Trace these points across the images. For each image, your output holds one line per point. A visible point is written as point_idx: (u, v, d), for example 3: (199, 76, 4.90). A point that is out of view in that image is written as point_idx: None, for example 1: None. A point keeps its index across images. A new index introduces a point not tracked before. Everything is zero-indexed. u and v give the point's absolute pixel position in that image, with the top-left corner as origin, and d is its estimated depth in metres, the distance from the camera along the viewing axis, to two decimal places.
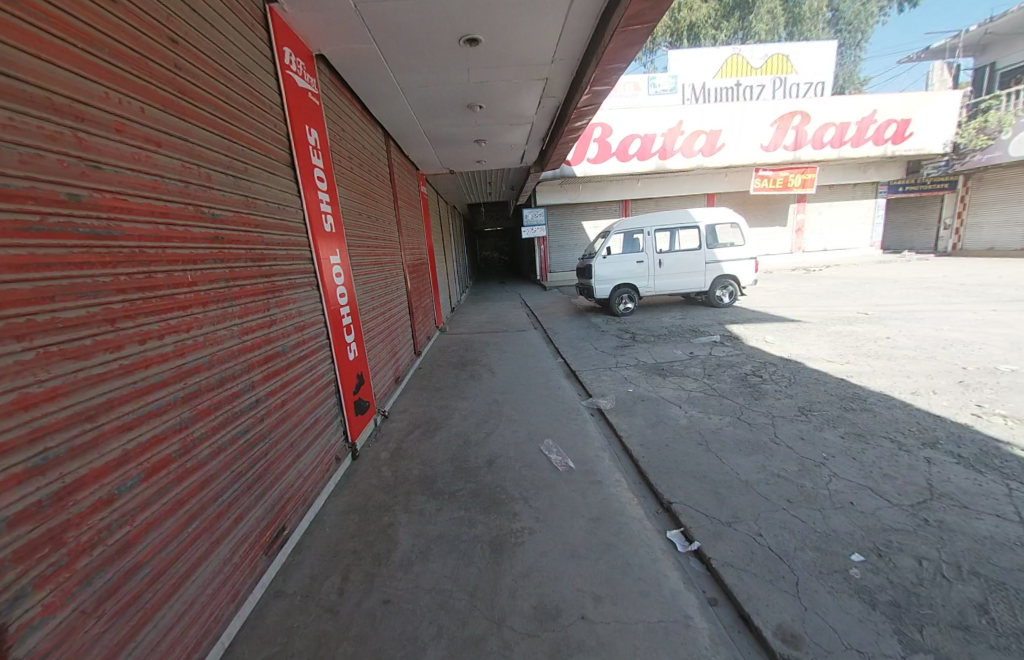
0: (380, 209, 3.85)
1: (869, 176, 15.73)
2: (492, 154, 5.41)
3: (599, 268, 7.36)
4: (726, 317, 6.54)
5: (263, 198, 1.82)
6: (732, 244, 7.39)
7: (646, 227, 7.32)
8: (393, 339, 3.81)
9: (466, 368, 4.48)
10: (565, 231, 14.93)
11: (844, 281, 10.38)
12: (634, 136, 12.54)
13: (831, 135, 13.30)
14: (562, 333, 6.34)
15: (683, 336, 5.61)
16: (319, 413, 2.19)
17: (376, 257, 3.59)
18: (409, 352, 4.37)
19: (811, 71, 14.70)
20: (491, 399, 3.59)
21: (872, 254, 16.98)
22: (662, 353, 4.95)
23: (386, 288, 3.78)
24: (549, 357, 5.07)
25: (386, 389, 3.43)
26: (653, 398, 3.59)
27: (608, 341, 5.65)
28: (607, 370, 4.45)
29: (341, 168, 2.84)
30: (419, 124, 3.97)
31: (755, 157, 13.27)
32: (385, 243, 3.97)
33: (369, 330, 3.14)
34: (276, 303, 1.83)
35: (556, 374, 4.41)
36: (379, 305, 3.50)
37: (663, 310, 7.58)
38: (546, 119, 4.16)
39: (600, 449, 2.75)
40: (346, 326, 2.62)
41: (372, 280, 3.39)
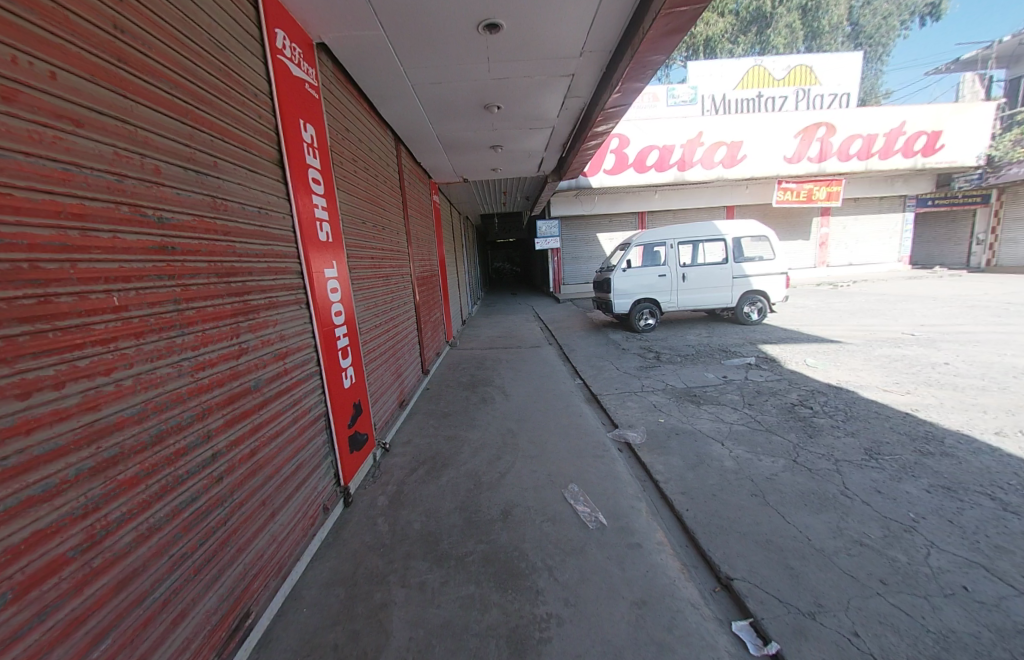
0: (388, 218, 3.58)
1: (896, 189, 15.23)
2: (508, 161, 5.15)
3: (618, 281, 6.97)
4: (757, 336, 6.06)
5: (238, 202, 1.50)
6: (761, 258, 6.94)
7: (669, 239, 6.94)
8: (398, 359, 3.47)
9: (477, 389, 4.11)
10: (579, 243, 14.67)
11: (876, 297, 9.82)
12: (651, 147, 12.29)
13: (858, 146, 12.92)
14: (579, 350, 5.94)
15: (712, 356, 5.16)
16: (304, 456, 1.83)
17: (382, 270, 3.29)
18: (416, 372, 4.01)
19: (834, 83, 14.41)
20: (504, 429, 3.18)
21: (900, 269, 16.26)
22: (692, 376, 4.49)
23: (392, 303, 3.46)
24: (567, 378, 4.67)
25: (389, 416, 3.06)
26: (689, 431, 3.15)
27: (630, 360, 5.24)
28: (632, 395, 4.01)
29: (343, 172, 2.56)
30: (432, 127, 3.72)
31: (777, 169, 12.92)
32: (393, 254, 3.67)
33: (371, 351, 2.81)
34: (248, 327, 1.50)
35: (576, 398, 3.99)
36: (383, 323, 3.17)
37: (686, 327, 7.13)
38: (568, 122, 3.86)
39: (635, 498, 2.31)
40: (342, 348, 2.29)
41: (376, 296, 3.08)
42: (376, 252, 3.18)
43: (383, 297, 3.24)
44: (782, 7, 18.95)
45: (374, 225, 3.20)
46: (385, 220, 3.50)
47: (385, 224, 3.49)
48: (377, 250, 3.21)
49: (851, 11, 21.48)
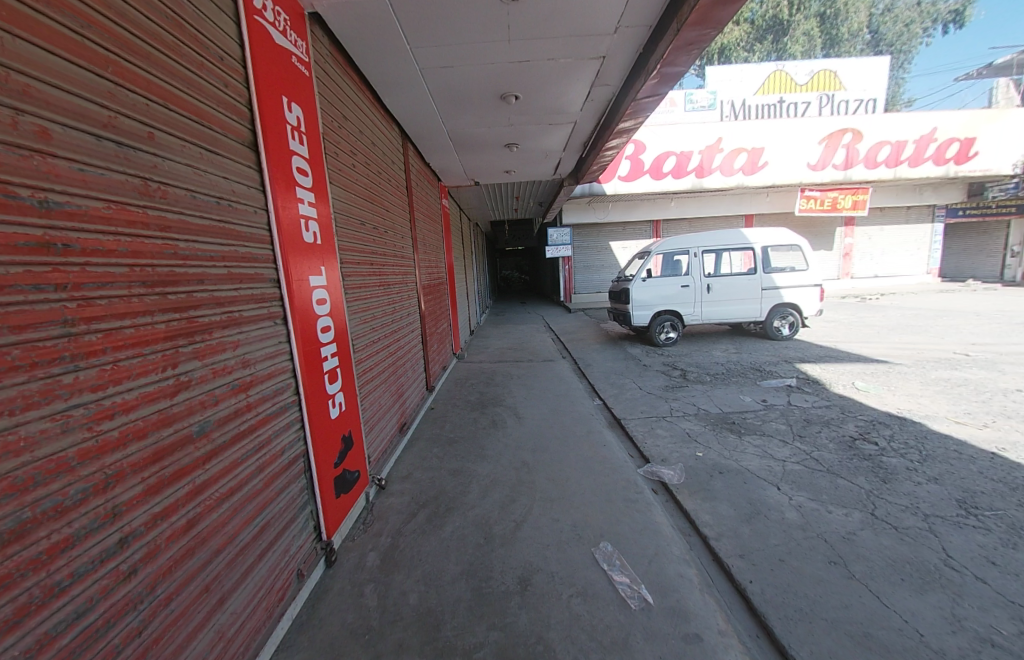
0: (392, 221, 3.26)
1: (925, 198, 14.78)
2: (522, 163, 4.84)
3: (637, 292, 6.55)
4: (791, 353, 5.55)
5: (182, 189, 1.17)
6: (793, 269, 6.46)
7: (692, 248, 6.53)
8: (400, 377, 3.10)
9: (486, 410, 3.70)
10: (591, 251, 14.31)
11: (913, 312, 9.19)
12: (668, 153, 11.97)
13: (886, 153, 12.56)
14: (596, 365, 5.51)
15: (745, 376, 4.69)
16: (272, 512, 1.47)
17: (384, 277, 2.94)
18: (420, 390, 3.63)
19: (858, 88, 14.10)
20: (519, 462, 2.76)
21: (927, 282, 15.58)
22: (727, 399, 4.02)
23: (394, 315, 3.12)
24: (585, 397, 4.24)
25: (387, 445, 2.67)
26: (736, 471, 2.69)
27: (655, 378, 4.78)
28: (661, 420, 3.56)
29: (339, 167, 2.24)
30: (442, 121, 3.42)
31: (800, 177, 12.57)
32: (397, 260, 3.34)
33: (367, 370, 2.43)
34: (190, 352, 1.16)
35: (598, 423, 3.55)
36: (384, 337, 2.82)
37: (710, 341, 6.66)
38: (592, 116, 3.53)
39: (683, 564, 1.86)
40: (332, 371, 1.93)
41: (377, 307, 2.73)
42: (377, 258, 2.85)
43: (384, 307, 2.90)
44: (800, 15, 18.73)
45: (376, 227, 2.88)
46: (389, 223, 3.18)
47: (388, 229, 3.17)
48: (378, 256, 2.86)
49: (870, 19, 21.15)
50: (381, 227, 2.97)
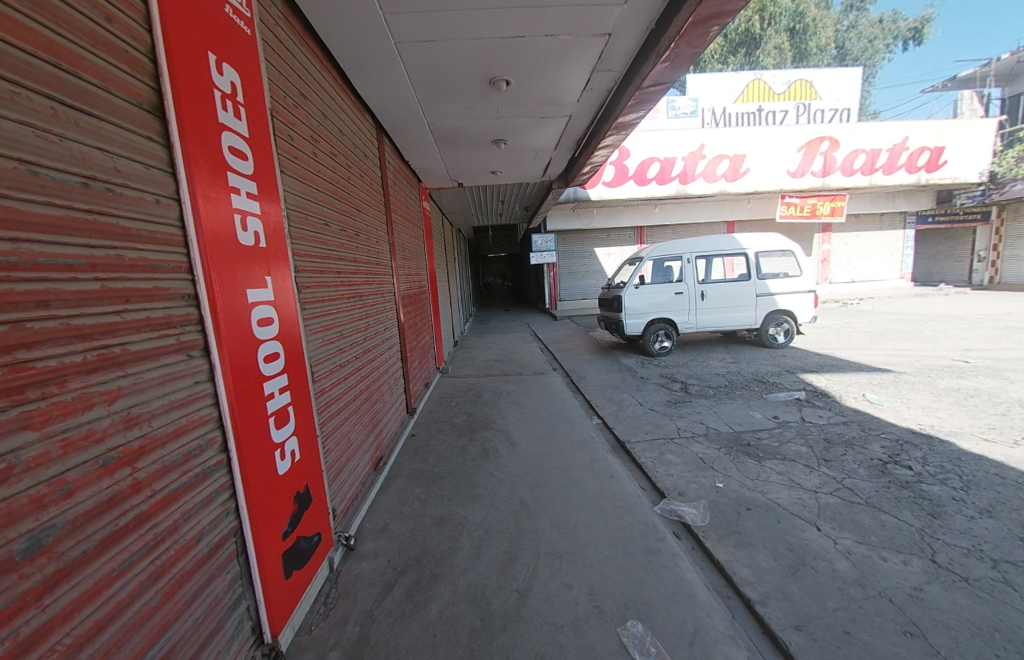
0: (364, 223, 2.82)
1: (896, 206, 15.32)
2: (510, 162, 4.52)
3: (630, 299, 6.27)
4: (792, 363, 5.36)
5: (11, 159, 0.73)
6: (787, 275, 6.33)
7: (686, 253, 6.31)
8: (375, 403, 2.65)
9: (475, 435, 3.27)
10: (578, 257, 14.13)
11: (895, 316, 9.30)
12: (653, 160, 11.93)
13: (862, 161, 12.99)
14: (591, 378, 5.16)
15: (750, 388, 4.42)
16: (182, 630, 1.01)
17: (354, 287, 2.50)
18: (399, 414, 3.18)
19: (833, 98, 14.88)
20: (517, 502, 2.34)
21: (900, 286, 16.14)
22: (736, 415, 3.71)
23: (368, 331, 2.67)
24: (583, 417, 3.86)
25: (358, 489, 2.21)
26: (765, 507, 2.35)
27: (655, 392, 4.45)
28: (669, 443, 3.20)
29: (294, 153, 1.83)
30: (422, 111, 3.05)
31: (781, 184, 12.77)
32: (371, 268, 2.90)
33: (332, 402, 1.98)
34: (17, 419, 0.69)
35: (601, 447, 3.17)
36: (355, 359, 2.37)
37: (706, 349, 6.43)
38: (589, 109, 3.24)
39: (734, 645, 1.48)
40: (284, 411, 1.48)
41: (346, 324, 2.29)
42: (347, 265, 2.41)
43: (355, 322, 2.45)
44: (772, 29, 19.41)
45: (346, 229, 2.44)
46: (361, 225, 2.75)
47: (361, 232, 2.73)
48: (347, 263, 2.42)
49: (835, 36, 22.23)
50: (351, 229, 2.54)
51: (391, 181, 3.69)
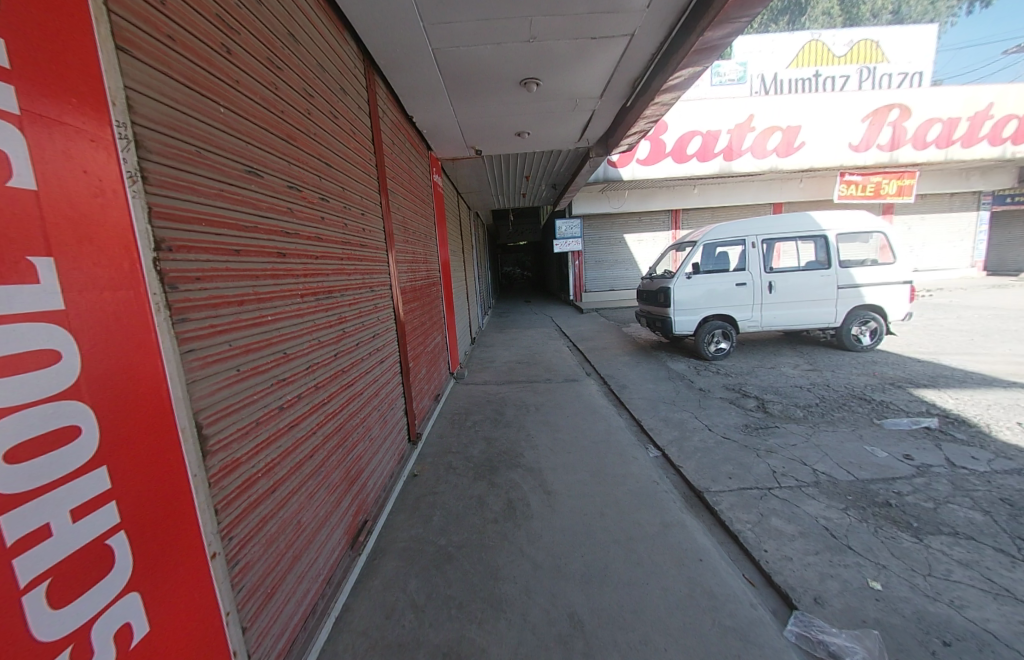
0: (340, 187, 2.01)
1: (970, 184, 13.53)
2: (540, 119, 3.59)
3: (680, 292, 5.27)
4: (890, 373, 4.27)
5: None
6: (876, 262, 5.18)
7: (749, 236, 5.23)
8: (357, 445, 1.88)
9: (496, 478, 2.42)
10: (605, 245, 13.04)
11: (986, 311, 7.95)
12: (693, 134, 10.64)
13: (937, 132, 11.33)
14: (635, 389, 4.25)
15: (851, 408, 3.41)
16: None
17: (317, 280, 1.71)
18: (395, 449, 2.40)
19: (904, 60, 13.37)
20: (562, 619, 1.46)
21: (971, 276, 14.34)
22: (849, 453, 2.72)
23: (344, 342, 1.90)
24: (636, 447, 2.96)
25: (315, 592, 1.44)
26: (978, 644, 1.40)
27: (724, 411, 3.50)
28: (770, 500, 2.26)
29: (166, 35, 1.00)
30: (423, 28, 2.16)
31: (841, 159, 11.23)
32: (353, 253, 2.10)
33: (260, 472, 1.21)
34: None
35: (671, 502, 2.26)
36: (318, 388, 1.60)
37: (770, 352, 5.37)
38: (660, 22, 2.28)
39: None
40: (90, 550, 0.68)
41: (297, 338, 1.51)
42: (301, 246, 1.61)
43: (317, 334, 1.66)
44: None
45: (301, 193, 1.65)
46: (335, 190, 1.95)
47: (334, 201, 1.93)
48: (302, 244, 1.63)
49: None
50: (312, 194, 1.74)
51: (387, 138, 2.84)
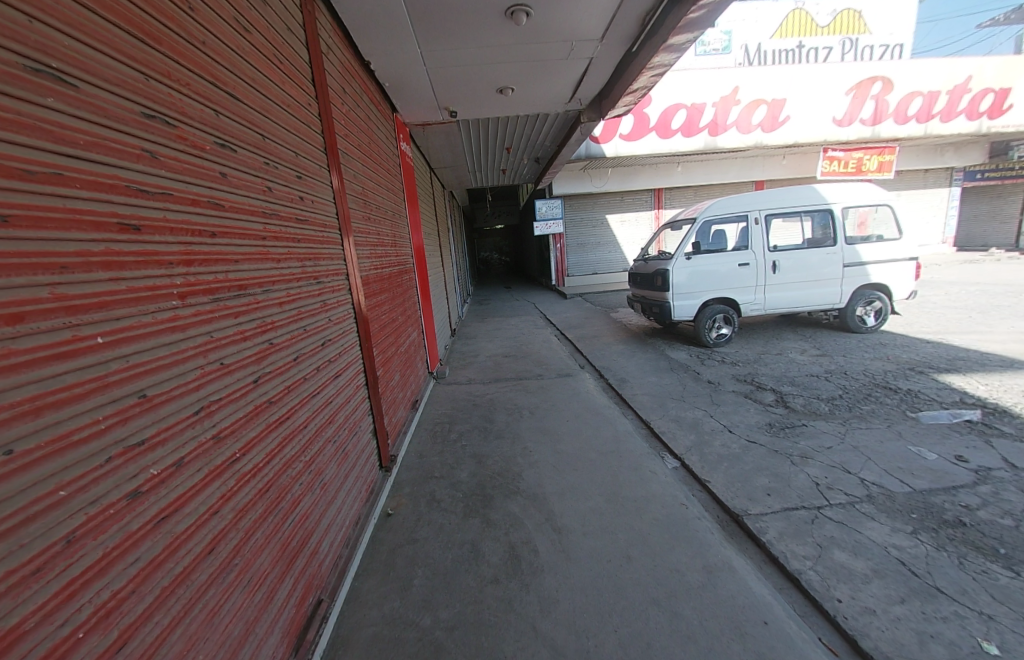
0: (259, 123, 1.31)
1: (944, 161, 13.70)
2: (529, 69, 2.97)
3: (679, 273, 4.84)
4: (905, 357, 4.03)
5: None
6: (882, 239, 4.93)
7: (752, 211, 4.82)
8: (301, 504, 1.30)
9: (492, 511, 1.94)
10: (589, 226, 12.53)
11: (968, 286, 7.98)
12: (679, 107, 10.10)
13: (918, 106, 11.24)
14: (637, 383, 3.83)
15: (878, 400, 3.11)
16: None
17: (215, 267, 1.02)
18: (362, 485, 1.84)
19: (884, 31, 13.09)
20: None
21: (941, 253, 14.72)
22: (894, 457, 2.39)
23: (274, 360, 1.24)
24: (652, 457, 2.54)
25: None
26: None
27: (741, 407, 3.12)
28: (825, 525, 1.90)
29: None
30: None
31: (825, 134, 10.99)
32: (279, 230, 1.38)
33: (80, 628, 0.60)
34: None
35: (708, 534, 1.85)
36: (221, 441, 0.97)
37: (773, 337, 5.07)
38: None
39: None
40: None
41: (172, 365, 0.85)
42: (176, 209, 0.92)
43: (219, 353, 1.00)
44: None
45: (172, 120, 0.93)
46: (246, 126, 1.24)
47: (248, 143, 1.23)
48: (181, 205, 0.93)
49: None
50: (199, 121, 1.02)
51: (335, 74, 2.14)
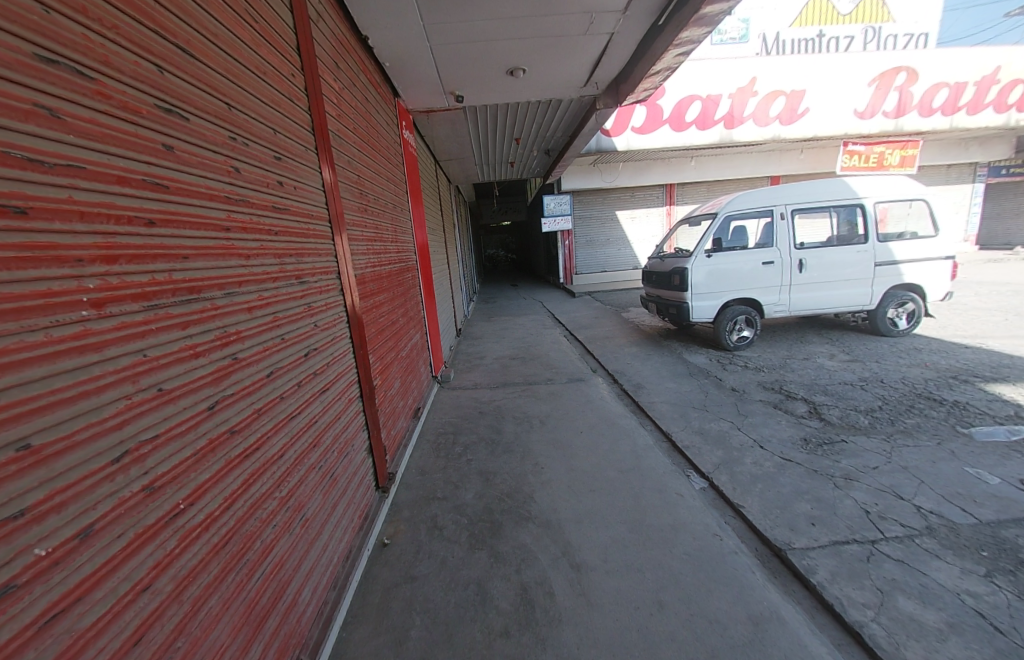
0: (223, 84, 1.06)
1: (969, 155, 13.12)
2: (543, 45, 2.69)
3: (698, 272, 4.56)
4: (945, 363, 3.73)
5: None
6: (917, 236, 4.60)
7: (777, 205, 4.52)
8: (274, 549, 1.07)
9: (500, 542, 1.71)
10: (597, 223, 12.21)
11: (999, 287, 7.56)
12: (693, 98, 9.72)
13: (943, 98, 10.73)
14: (654, 389, 3.58)
15: (923, 412, 2.83)
16: None
17: (152, 263, 0.78)
18: (353, 513, 1.61)
19: (909, 20, 12.52)
20: None
21: (964, 252, 14.15)
22: (951, 481, 2.13)
23: (237, 379, 0.99)
24: (676, 476, 2.30)
25: None
26: None
27: (771, 419, 2.86)
28: (883, 565, 1.65)
29: None
30: None
31: (846, 127, 10.53)
32: (249, 220, 1.12)
33: None
34: None
35: (748, 573, 1.61)
36: (154, 493, 0.73)
37: (797, 340, 4.78)
38: None
39: None
40: None
41: (78, 399, 0.61)
42: (89, 185, 0.66)
43: (155, 376, 0.75)
44: None
45: (87, 70, 0.68)
46: (204, 89, 0.98)
47: (206, 111, 0.98)
48: (99, 181, 0.68)
49: None
50: (131, 77, 0.77)
51: (326, 44, 1.88)
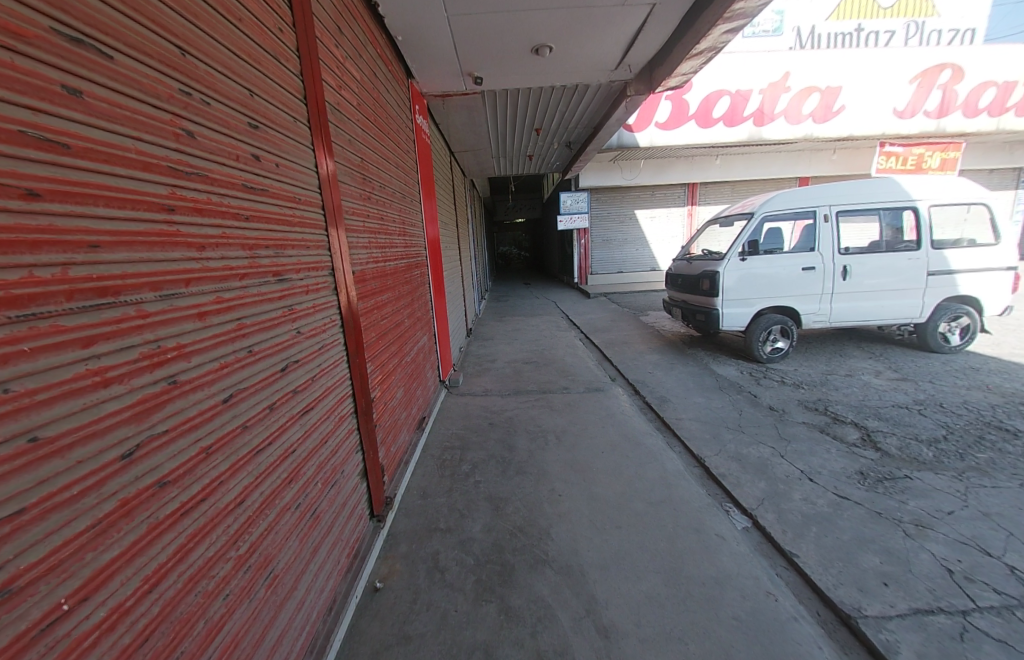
0: (172, 21, 0.80)
1: (1015, 159, 12.28)
2: (575, 17, 2.40)
3: (730, 277, 4.20)
4: (1012, 387, 3.32)
5: None
6: (976, 243, 4.17)
7: (821, 206, 4.13)
8: (226, 628, 0.82)
9: (510, 593, 1.44)
10: (614, 222, 11.83)
11: None
12: (721, 93, 9.25)
13: (989, 99, 9.96)
14: (681, 404, 3.26)
15: (998, 445, 2.46)
16: None
17: (28, 254, 0.52)
18: (338, 554, 1.36)
19: (956, 14, 11.74)
20: None
21: None
22: None
23: (174, 411, 0.74)
24: (714, 512, 1.99)
25: None
26: None
27: (818, 447, 2.53)
28: (984, 647, 1.31)
29: None
30: None
31: (883, 126, 9.91)
32: (206, 200, 0.87)
33: None
34: None
35: (814, 648, 1.30)
36: (11, 601, 0.47)
37: (835, 354, 4.39)
38: None
39: None
40: None
41: None
42: None
43: (22, 421, 0.50)
44: None
45: None
46: (140, 20, 0.73)
47: (142, 49, 0.73)
48: None
49: None
50: None
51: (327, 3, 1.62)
